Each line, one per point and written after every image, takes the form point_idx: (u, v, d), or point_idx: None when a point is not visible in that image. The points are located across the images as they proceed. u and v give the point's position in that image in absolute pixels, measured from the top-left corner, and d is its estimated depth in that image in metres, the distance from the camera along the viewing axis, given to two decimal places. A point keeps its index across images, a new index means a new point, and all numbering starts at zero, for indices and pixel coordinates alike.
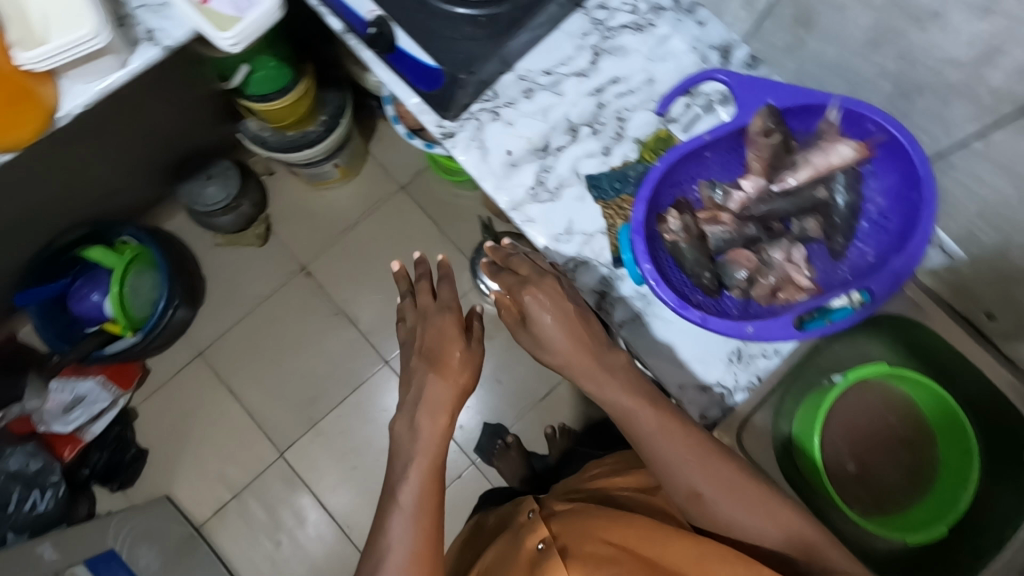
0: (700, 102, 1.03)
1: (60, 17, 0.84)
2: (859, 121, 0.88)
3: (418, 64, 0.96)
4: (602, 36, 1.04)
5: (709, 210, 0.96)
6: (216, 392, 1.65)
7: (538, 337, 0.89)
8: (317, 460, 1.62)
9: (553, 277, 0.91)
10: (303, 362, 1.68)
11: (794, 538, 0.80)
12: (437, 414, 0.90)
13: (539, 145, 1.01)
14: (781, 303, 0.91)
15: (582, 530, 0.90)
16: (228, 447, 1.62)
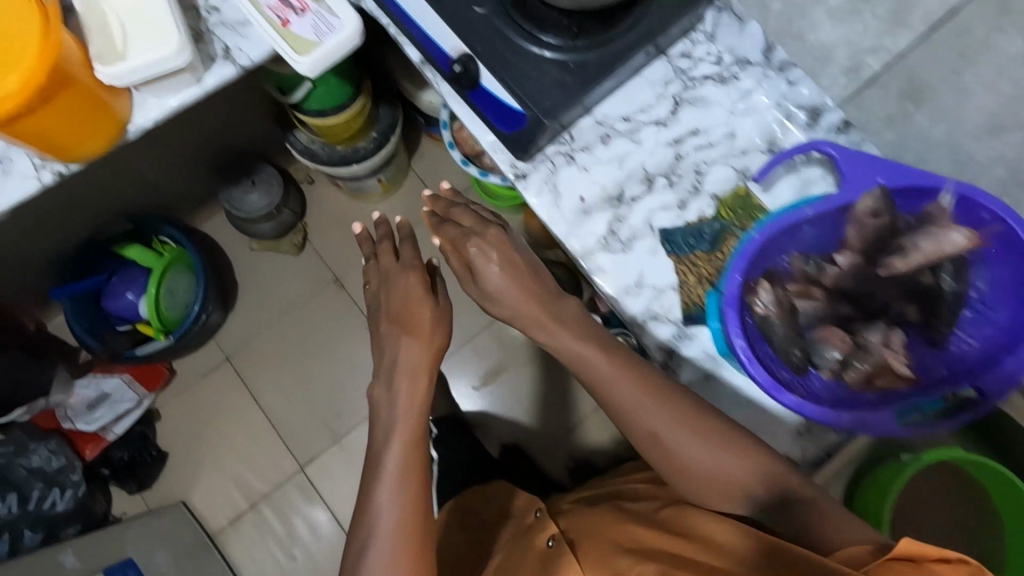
0: (783, 162, 0.83)
1: (139, 30, 0.74)
2: (973, 211, 0.66)
3: (499, 103, 0.77)
4: (683, 83, 0.85)
5: (801, 281, 0.74)
6: (239, 399, 1.62)
7: (485, 290, 0.80)
8: (329, 469, 1.58)
9: (497, 227, 0.83)
10: (325, 371, 1.64)
11: (766, 479, 0.75)
12: (415, 378, 0.84)
13: (613, 194, 0.82)
14: (876, 392, 0.72)
15: (616, 524, 0.87)
16: (250, 454, 1.60)
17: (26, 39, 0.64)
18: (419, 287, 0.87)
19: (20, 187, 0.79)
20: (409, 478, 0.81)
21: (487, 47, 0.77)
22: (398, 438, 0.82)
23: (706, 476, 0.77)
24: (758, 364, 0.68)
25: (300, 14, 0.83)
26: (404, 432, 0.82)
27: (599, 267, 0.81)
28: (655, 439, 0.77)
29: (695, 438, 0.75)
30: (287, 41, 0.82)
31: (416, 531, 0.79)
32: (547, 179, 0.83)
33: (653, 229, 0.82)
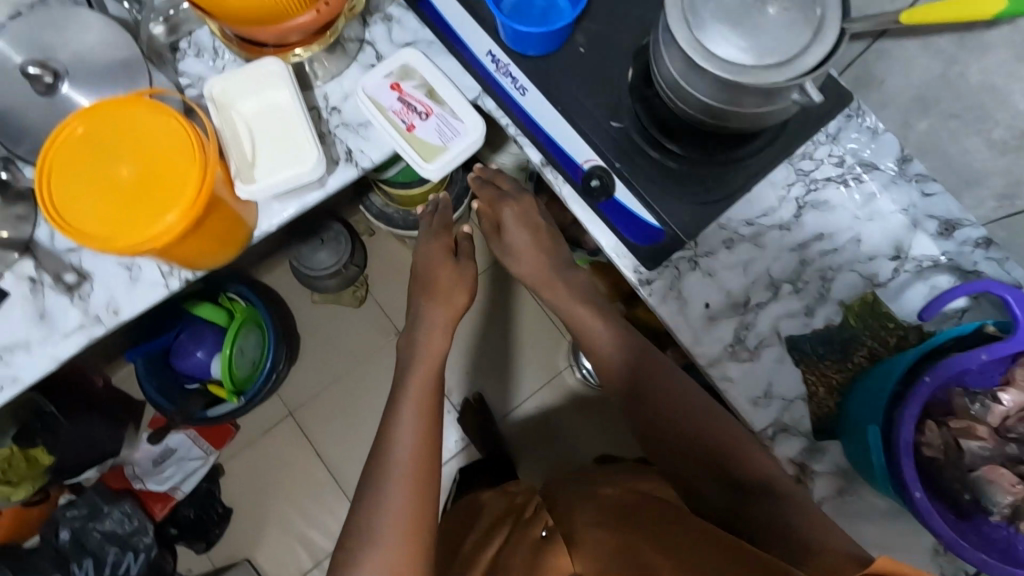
0: (910, 268, 0.82)
1: (276, 151, 0.78)
2: None
3: (634, 217, 0.77)
4: (805, 185, 0.84)
5: (965, 416, 0.64)
6: (303, 455, 1.63)
7: (509, 246, 0.90)
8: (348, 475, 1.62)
9: (531, 196, 0.93)
10: (375, 416, 1.65)
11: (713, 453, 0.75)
12: (435, 334, 0.89)
13: (739, 300, 0.82)
14: None
15: (571, 513, 0.83)
16: (301, 500, 1.61)
17: (185, 171, 0.65)
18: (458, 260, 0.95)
19: (149, 295, 0.79)
20: (429, 415, 0.83)
21: (624, 162, 0.75)
22: (411, 403, 0.83)
23: (686, 439, 0.78)
24: (942, 526, 0.60)
25: (424, 118, 0.83)
26: (421, 395, 0.84)
27: (728, 378, 0.80)
28: (635, 400, 0.82)
29: (675, 405, 0.79)
30: (412, 146, 0.83)
31: (415, 488, 0.77)
32: (672, 284, 0.82)
33: (780, 337, 0.81)
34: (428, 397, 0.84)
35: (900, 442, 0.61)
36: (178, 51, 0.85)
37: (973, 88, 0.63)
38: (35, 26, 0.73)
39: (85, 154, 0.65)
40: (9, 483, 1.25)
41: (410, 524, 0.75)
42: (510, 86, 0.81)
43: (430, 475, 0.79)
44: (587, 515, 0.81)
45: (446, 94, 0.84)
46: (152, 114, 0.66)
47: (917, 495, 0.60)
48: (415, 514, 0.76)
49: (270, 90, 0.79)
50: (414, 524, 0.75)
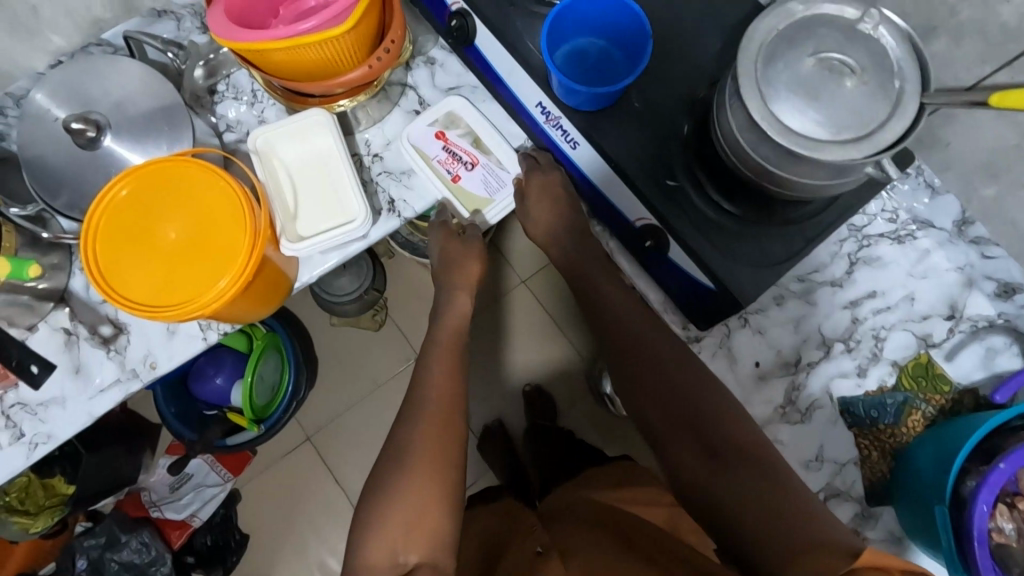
0: (965, 328, 0.79)
1: (323, 202, 0.76)
2: None
3: (688, 277, 0.74)
4: (857, 240, 0.82)
5: None
6: (319, 477, 1.60)
7: (533, 226, 0.85)
8: (347, 469, 1.61)
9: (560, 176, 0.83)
10: (371, 411, 1.63)
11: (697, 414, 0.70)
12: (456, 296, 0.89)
13: (790, 359, 0.80)
14: None
15: (575, 530, 0.78)
16: (300, 502, 1.59)
17: (237, 235, 0.64)
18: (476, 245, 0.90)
19: (187, 349, 0.77)
20: (441, 415, 0.75)
21: (679, 220, 0.72)
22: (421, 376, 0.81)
23: (669, 403, 0.72)
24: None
25: (470, 168, 0.83)
26: (435, 374, 0.80)
27: (781, 441, 0.78)
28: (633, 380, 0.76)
29: (649, 362, 0.75)
30: (459, 197, 0.83)
31: (432, 504, 0.68)
32: (721, 342, 0.80)
33: (832, 398, 0.79)
34: (445, 389, 0.78)
35: (972, 531, 0.62)
36: (216, 93, 0.82)
37: None
38: (78, 75, 0.72)
39: (132, 215, 0.63)
40: (29, 513, 1.25)
41: (412, 522, 0.66)
42: (561, 140, 0.79)
43: (443, 459, 0.71)
44: (587, 532, 0.76)
45: (492, 144, 0.84)
46: (202, 173, 0.64)
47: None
48: (423, 501, 0.67)
49: (314, 138, 0.77)
50: (422, 510, 0.67)
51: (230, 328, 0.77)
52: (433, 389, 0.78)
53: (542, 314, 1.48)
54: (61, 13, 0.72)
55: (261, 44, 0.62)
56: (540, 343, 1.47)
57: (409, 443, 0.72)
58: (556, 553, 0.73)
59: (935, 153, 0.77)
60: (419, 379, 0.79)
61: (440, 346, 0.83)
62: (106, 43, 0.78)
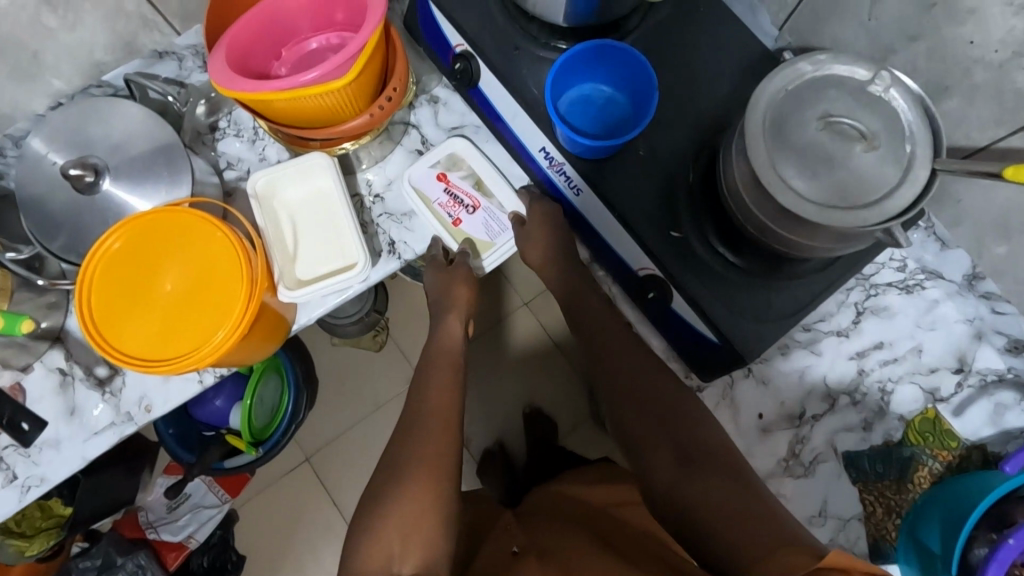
0: (974, 382, 0.77)
1: (320, 246, 0.75)
2: None
3: (692, 330, 0.73)
4: (864, 289, 0.80)
5: None
6: (312, 484, 1.60)
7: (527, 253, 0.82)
8: (340, 478, 1.60)
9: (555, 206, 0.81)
10: (365, 420, 1.63)
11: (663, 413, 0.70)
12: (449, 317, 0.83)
13: (794, 411, 0.79)
14: None
15: (563, 534, 0.77)
16: (292, 506, 1.59)
17: (234, 284, 0.63)
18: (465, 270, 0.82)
19: (183, 391, 0.76)
20: (444, 425, 0.72)
21: (682, 272, 0.71)
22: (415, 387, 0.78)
23: (639, 403, 0.72)
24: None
25: (472, 212, 0.82)
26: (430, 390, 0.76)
27: (784, 495, 0.78)
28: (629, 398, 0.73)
29: (621, 369, 0.76)
30: (458, 240, 0.82)
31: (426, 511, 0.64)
32: (724, 393, 0.80)
33: (837, 453, 0.78)
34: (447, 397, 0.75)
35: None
36: (217, 130, 0.80)
37: None
38: (78, 118, 0.71)
39: (129, 268, 0.63)
40: (25, 537, 1.24)
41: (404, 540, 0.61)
42: (564, 185, 0.78)
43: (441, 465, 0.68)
44: (568, 536, 0.76)
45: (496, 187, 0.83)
46: (196, 223, 0.63)
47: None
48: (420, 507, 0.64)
49: (313, 179, 0.76)
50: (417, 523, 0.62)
51: (228, 370, 0.76)
52: (430, 401, 0.75)
53: (545, 340, 1.46)
54: (64, 56, 0.72)
55: (260, 94, 0.61)
56: (543, 369, 1.45)
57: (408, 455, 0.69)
58: (533, 554, 0.75)
59: (946, 205, 0.76)
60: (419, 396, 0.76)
61: (438, 366, 0.79)
62: (108, 84, 0.78)
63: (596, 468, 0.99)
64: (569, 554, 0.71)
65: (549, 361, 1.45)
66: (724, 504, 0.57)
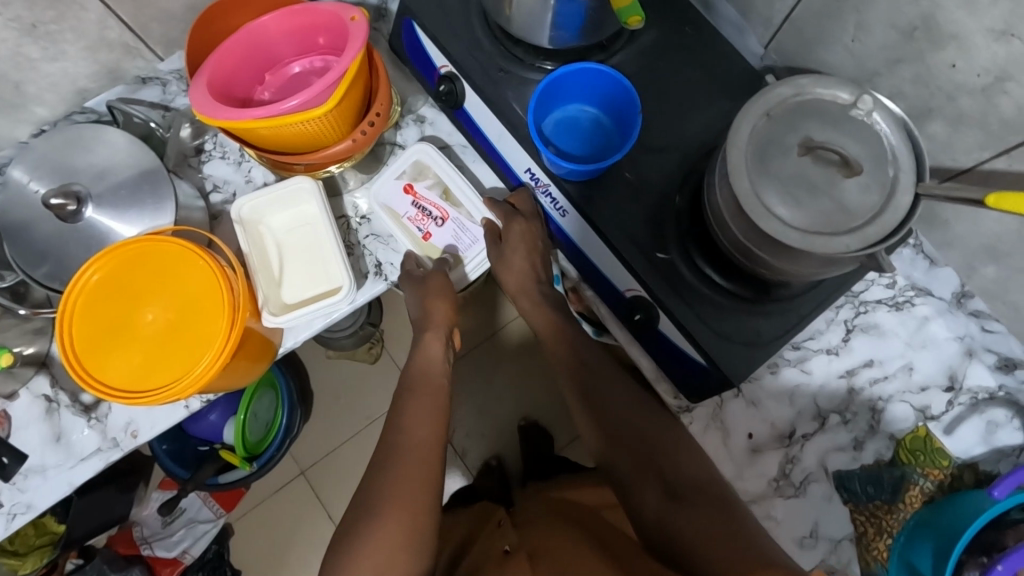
0: (964, 400, 0.77)
1: (304, 270, 0.75)
2: None
3: (679, 351, 0.73)
4: (853, 306, 0.80)
5: None
6: (308, 490, 1.60)
7: (507, 262, 0.78)
8: (337, 485, 1.60)
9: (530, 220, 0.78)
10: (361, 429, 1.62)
11: (646, 447, 0.69)
12: (436, 337, 0.79)
13: (784, 430, 0.78)
14: None
15: (557, 536, 0.73)
16: (286, 510, 1.58)
17: (218, 314, 0.62)
18: (442, 277, 0.79)
19: (170, 417, 0.76)
20: (426, 446, 0.68)
21: (668, 295, 0.70)
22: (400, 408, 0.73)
23: (623, 438, 0.71)
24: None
25: (441, 223, 0.82)
26: (413, 413, 0.71)
27: (774, 516, 0.77)
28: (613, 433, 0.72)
29: (609, 402, 0.75)
30: (431, 254, 0.83)
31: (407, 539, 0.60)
32: (713, 415, 0.79)
33: (828, 474, 0.77)
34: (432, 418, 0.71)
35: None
36: (203, 152, 0.80)
37: None
38: (61, 145, 0.71)
39: (111, 300, 0.63)
40: (17, 555, 1.24)
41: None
42: (550, 205, 0.78)
43: (424, 487, 0.64)
44: (562, 537, 0.72)
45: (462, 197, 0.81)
46: (180, 253, 0.62)
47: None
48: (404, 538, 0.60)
49: (298, 204, 0.76)
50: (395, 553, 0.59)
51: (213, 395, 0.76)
52: (409, 433, 0.69)
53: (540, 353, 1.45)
54: (47, 84, 0.72)
55: (241, 122, 0.61)
56: (539, 382, 1.44)
57: (391, 471, 0.65)
58: (524, 553, 0.72)
59: (935, 226, 0.75)
60: (399, 418, 0.71)
61: (420, 389, 0.74)
62: (91, 111, 0.77)
63: (588, 475, 1.01)
64: (565, 553, 0.67)
65: (545, 373, 1.44)
66: (712, 541, 0.57)
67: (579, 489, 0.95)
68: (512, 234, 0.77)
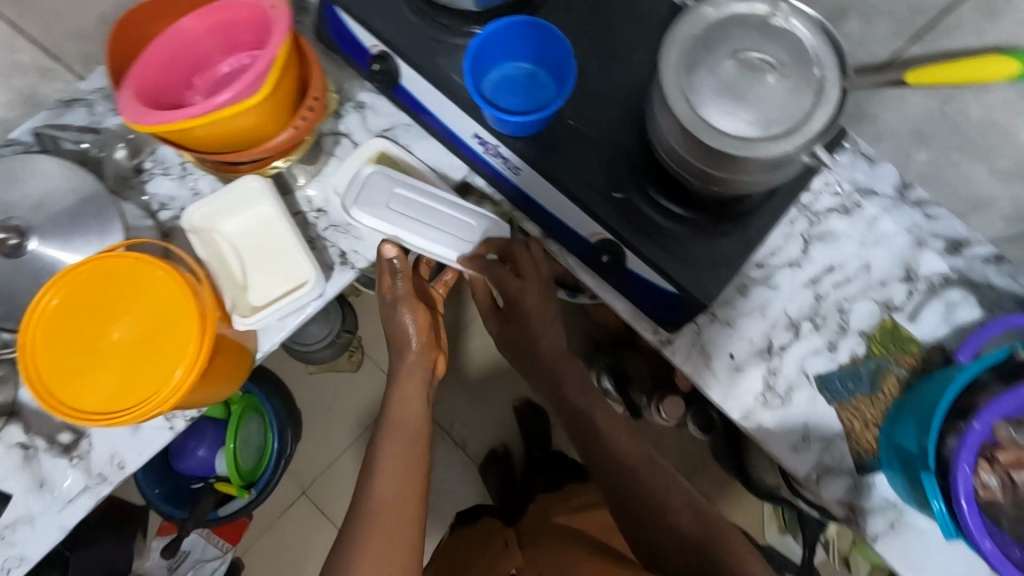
0: (922, 288, 0.81)
1: (267, 269, 0.73)
2: None
3: (650, 284, 0.75)
4: (807, 218, 0.83)
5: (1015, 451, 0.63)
6: (311, 509, 1.57)
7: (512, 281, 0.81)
8: (341, 499, 1.58)
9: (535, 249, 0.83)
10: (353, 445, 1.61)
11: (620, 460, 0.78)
12: (410, 381, 0.80)
13: (762, 345, 0.81)
14: None
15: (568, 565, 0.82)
16: (292, 534, 1.56)
17: (184, 323, 0.61)
18: (417, 301, 0.81)
19: (156, 440, 0.74)
20: (408, 494, 0.72)
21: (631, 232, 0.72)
22: (381, 462, 0.74)
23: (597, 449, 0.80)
24: (1014, 569, 0.60)
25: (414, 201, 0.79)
26: (386, 464, 0.74)
27: (766, 428, 0.79)
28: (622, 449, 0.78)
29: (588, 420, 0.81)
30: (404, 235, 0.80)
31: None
32: (694, 341, 0.81)
33: (809, 379, 0.80)
34: (401, 450, 0.75)
35: (958, 494, 0.61)
36: (143, 171, 0.78)
37: (973, 121, 0.63)
38: None
39: (72, 325, 0.61)
40: None
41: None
42: (503, 167, 0.79)
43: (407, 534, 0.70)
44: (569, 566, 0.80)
45: (443, 215, 0.79)
46: (136, 265, 0.61)
47: (984, 545, 0.60)
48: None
49: (253, 205, 0.74)
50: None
51: (197, 411, 0.75)
52: (382, 486, 0.72)
53: None
54: None
55: (175, 123, 0.60)
56: None
57: (361, 530, 0.69)
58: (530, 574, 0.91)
59: None
60: (370, 474, 0.74)
61: (393, 441, 0.76)
62: (17, 142, 0.75)
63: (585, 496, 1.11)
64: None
65: None
66: None
67: (575, 513, 1.05)
68: (522, 263, 0.81)
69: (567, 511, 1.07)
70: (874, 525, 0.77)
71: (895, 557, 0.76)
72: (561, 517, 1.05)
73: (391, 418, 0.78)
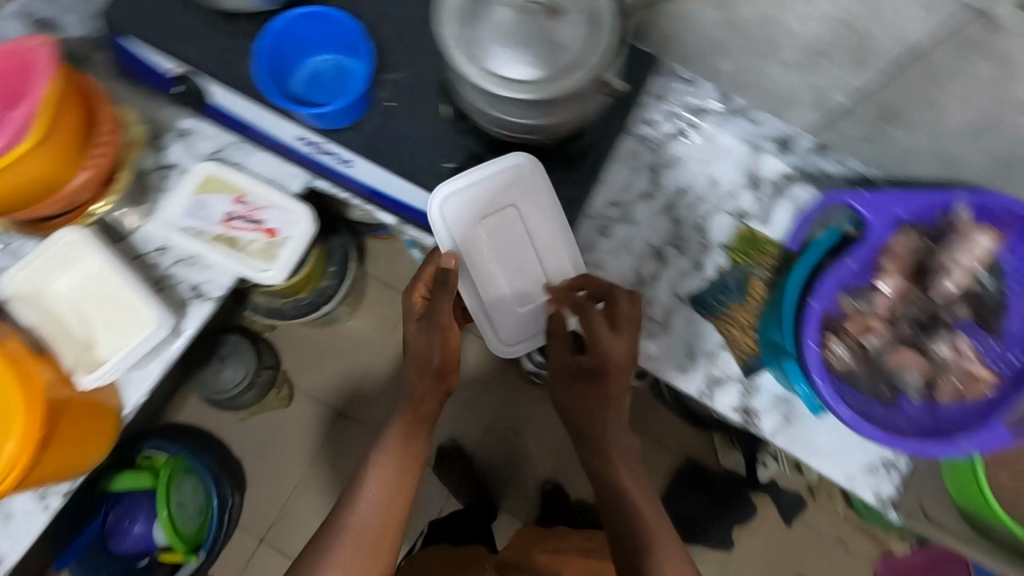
0: (768, 191, 0.85)
1: (107, 321, 0.70)
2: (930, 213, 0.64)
3: None
4: (651, 149, 0.86)
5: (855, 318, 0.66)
6: (272, 555, 1.53)
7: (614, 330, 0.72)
8: (301, 537, 1.54)
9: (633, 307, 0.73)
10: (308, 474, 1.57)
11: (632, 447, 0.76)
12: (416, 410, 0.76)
13: (632, 279, 0.83)
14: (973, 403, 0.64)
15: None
16: None
17: None
18: (436, 342, 0.75)
19: (31, 526, 0.71)
20: (388, 520, 0.73)
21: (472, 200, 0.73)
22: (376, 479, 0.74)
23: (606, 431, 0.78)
24: (873, 426, 0.63)
25: (258, 219, 0.77)
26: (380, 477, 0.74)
27: (652, 356, 0.81)
28: (632, 474, 0.74)
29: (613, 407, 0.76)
30: (256, 256, 0.76)
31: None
32: None
33: (683, 301, 0.82)
34: (393, 482, 0.74)
35: (811, 368, 0.64)
36: None
37: (747, 19, 0.64)
38: None
39: None
40: None
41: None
42: (337, 163, 0.78)
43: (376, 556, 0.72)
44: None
45: (552, 240, 0.76)
46: None
47: (841, 410, 0.63)
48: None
49: (78, 261, 0.70)
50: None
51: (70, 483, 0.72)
52: (368, 505, 0.73)
53: None
54: None
55: None
56: None
57: (333, 542, 0.72)
58: None
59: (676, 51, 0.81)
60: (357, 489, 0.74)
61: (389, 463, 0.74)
62: None
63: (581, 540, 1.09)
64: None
65: None
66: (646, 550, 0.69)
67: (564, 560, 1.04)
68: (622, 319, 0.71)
69: (550, 551, 1.07)
70: (770, 424, 0.80)
71: (796, 447, 0.80)
72: (546, 557, 1.04)
73: (392, 445, 0.76)
